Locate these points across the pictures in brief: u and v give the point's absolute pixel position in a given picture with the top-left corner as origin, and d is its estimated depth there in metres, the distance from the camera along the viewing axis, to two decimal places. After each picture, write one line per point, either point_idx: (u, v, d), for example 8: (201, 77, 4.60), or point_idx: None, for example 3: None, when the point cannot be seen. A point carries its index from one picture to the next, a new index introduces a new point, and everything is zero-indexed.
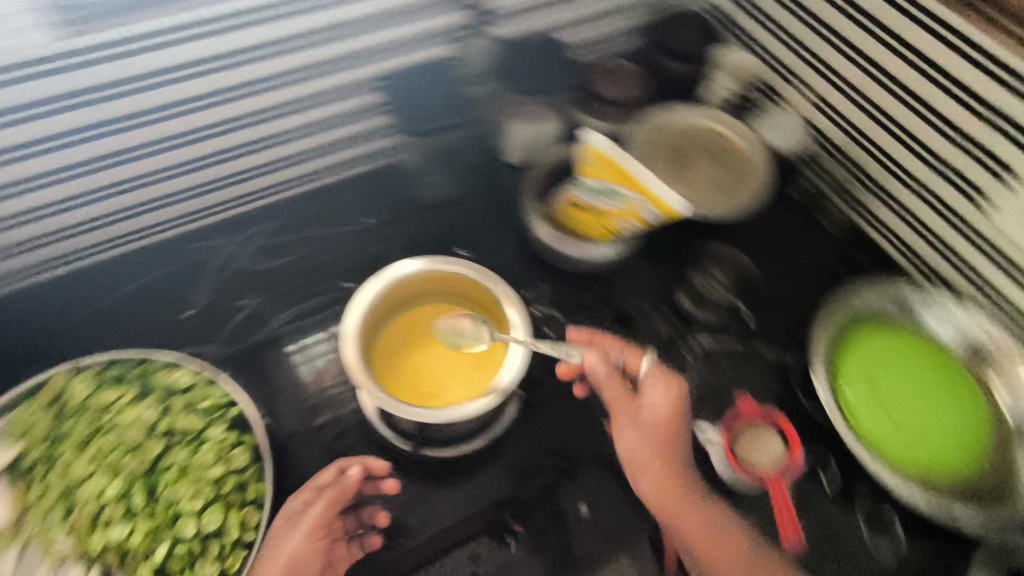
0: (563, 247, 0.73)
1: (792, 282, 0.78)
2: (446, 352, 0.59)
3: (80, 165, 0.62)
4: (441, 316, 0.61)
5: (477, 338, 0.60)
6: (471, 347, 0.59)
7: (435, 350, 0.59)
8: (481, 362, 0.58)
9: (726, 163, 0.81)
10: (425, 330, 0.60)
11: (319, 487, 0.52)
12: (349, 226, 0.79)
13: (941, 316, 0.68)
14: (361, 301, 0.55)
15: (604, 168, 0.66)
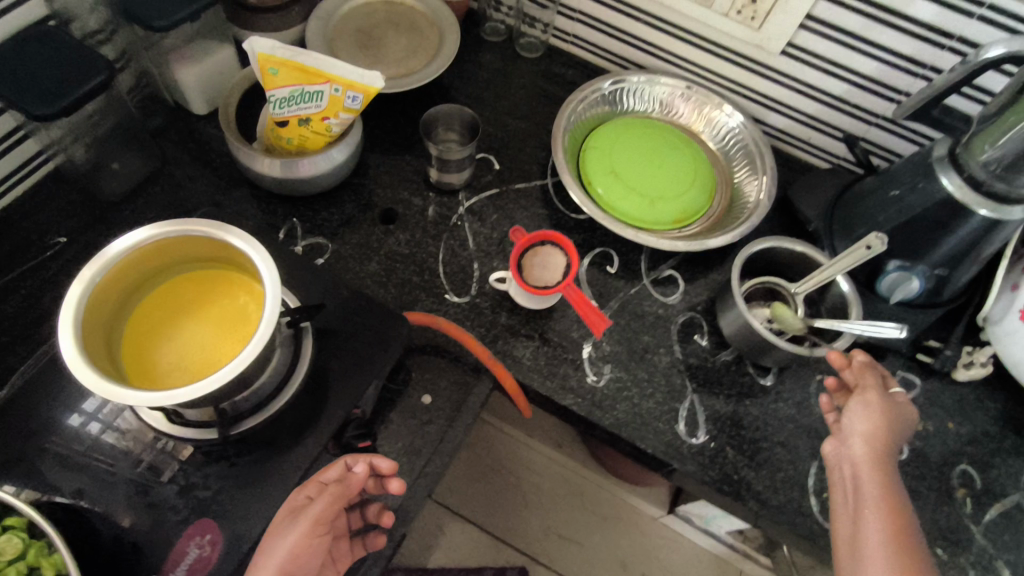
0: (293, 171, 0.68)
1: (520, 116, 0.82)
2: (204, 325, 0.52)
3: None
4: (170, 294, 0.52)
5: (226, 293, 0.53)
6: (224, 305, 0.52)
7: (184, 331, 0.51)
8: (246, 312, 0.52)
9: (412, 28, 0.80)
10: (161, 317, 0.51)
11: (325, 482, 0.53)
12: (41, 258, 0.67)
13: (633, 91, 0.82)
14: (62, 329, 0.43)
15: (287, 71, 0.59)
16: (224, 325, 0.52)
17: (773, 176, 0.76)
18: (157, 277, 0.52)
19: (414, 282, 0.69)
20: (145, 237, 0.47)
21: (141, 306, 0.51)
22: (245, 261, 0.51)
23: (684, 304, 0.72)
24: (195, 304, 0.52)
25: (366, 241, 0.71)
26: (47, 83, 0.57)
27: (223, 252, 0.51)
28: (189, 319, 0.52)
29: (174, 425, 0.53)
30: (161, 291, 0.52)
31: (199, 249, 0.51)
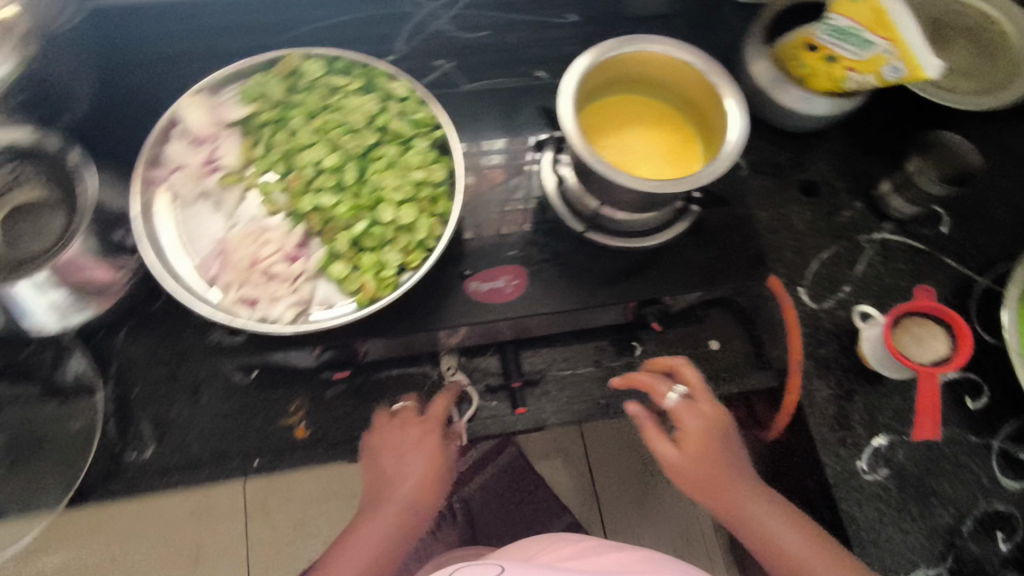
0: (777, 93, 0.68)
1: (1012, 204, 0.69)
2: (647, 144, 0.55)
3: None
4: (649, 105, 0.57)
5: (682, 138, 0.56)
6: (674, 144, 0.55)
7: (638, 135, 0.55)
8: (683, 162, 0.54)
9: (987, 52, 0.71)
10: (628, 114, 0.56)
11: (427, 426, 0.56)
12: (550, 18, 0.77)
13: None
14: (580, 58, 0.50)
15: (864, 5, 0.57)
16: (660, 156, 0.54)
17: None
18: (647, 88, 0.56)
19: (783, 255, 0.67)
20: (679, 51, 0.51)
21: (623, 98, 0.57)
22: (717, 125, 0.52)
23: (1018, 500, 0.58)
24: (656, 126, 0.56)
25: (773, 195, 0.69)
26: None
27: (708, 108, 0.53)
28: (644, 133, 0.56)
29: (557, 194, 0.59)
30: (643, 97, 0.57)
31: (694, 91, 0.54)
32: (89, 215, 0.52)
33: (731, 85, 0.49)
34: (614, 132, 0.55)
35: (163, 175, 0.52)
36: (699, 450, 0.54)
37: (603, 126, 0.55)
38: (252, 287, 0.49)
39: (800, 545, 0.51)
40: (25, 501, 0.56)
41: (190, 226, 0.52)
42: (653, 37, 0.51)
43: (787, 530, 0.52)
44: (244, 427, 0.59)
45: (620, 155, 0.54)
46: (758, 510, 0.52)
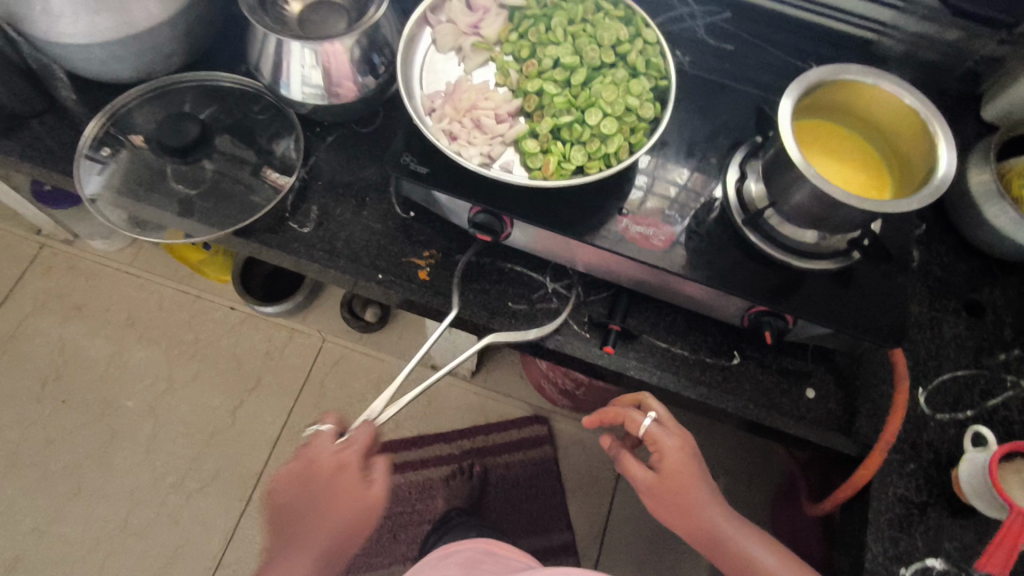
0: (986, 206, 0.66)
1: None
2: (839, 174, 0.57)
3: None
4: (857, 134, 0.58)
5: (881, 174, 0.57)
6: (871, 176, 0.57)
7: (838, 159, 0.57)
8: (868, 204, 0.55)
9: None
10: (833, 137, 0.58)
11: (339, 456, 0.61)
12: (792, 61, 0.81)
13: None
14: (816, 68, 0.53)
15: None
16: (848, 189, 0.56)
17: None
18: (859, 119, 0.58)
19: (918, 352, 0.65)
20: (911, 96, 0.52)
21: (835, 126, 0.59)
22: (918, 179, 0.53)
23: None
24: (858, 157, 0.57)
25: (933, 296, 0.68)
26: None
27: (915, 163, 0.54)
28: (844, 159, 0.57)
29: (733, 187, 0.62)
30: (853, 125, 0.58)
31: (909, 143, 0.55)
32: (366, 28, 0.63)
33: (950, 140, 0.50)
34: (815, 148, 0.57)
35: (434, 22, 0.62)
36: (677, 477, 0.58)
37: (807, 142, 0.57)
38: (458, 128, 0.57)
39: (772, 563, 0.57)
40: (206, 216, 0.68)
41: (434, 68, 0.61)
42: (891, 75, 0.53)
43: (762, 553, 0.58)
44: (382, 247, 0.67)
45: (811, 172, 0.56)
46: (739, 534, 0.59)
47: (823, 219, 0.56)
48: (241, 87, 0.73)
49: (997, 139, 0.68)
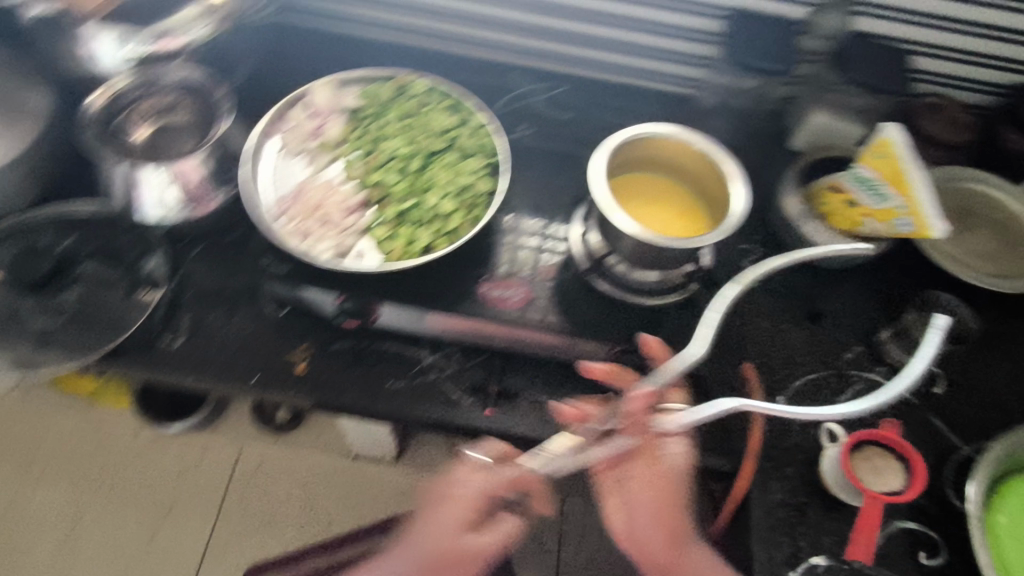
0: (802, 222, 0.75)
1: (1014, 387, 0.71)
2: (663, 218, 0.64)
3: None
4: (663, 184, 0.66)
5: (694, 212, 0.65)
6: (685, 216, 0.64)
7: (653, 211, 0.65)
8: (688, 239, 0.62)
9: (1011, 247, 0.76)
10: (643, 192, 0.65)
11: None
12: (627, 121, 0.91)
13: None
14: (621, 131, 0.61)
15: (886, 161, 0.66)
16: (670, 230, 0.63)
17: None
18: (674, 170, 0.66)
19: (772, 363, 0.71)
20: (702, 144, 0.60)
21: (654, 178, 0.66)
22: (723, 213, 0.60)
23: None
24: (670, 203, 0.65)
25: (777, 310, 0.75)
26: (756, 45, 0.78)
27: (720, 199, 0.62)
28: (659, 210, 0.65)
29: (579, 240, 0.69)
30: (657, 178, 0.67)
31: (712, 183, 0.63)
32: (216, 143, 0.68)
33: (737, 175, 0.58)
34: (632, 206, 0.64)
35: (279, 129, 0.65)
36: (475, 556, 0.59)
37: (631, 195, 0.65)
38: (308, 225, 0.60)
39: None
40: (66, 346, 0.64)
41: (283, 170, 0.64)
42: (685, 129, 0.61)
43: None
44: (258, 348, 0.67)
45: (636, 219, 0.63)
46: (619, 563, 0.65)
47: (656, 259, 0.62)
48: (99, 212, 0.73)
49: (799, 166, 0.78)
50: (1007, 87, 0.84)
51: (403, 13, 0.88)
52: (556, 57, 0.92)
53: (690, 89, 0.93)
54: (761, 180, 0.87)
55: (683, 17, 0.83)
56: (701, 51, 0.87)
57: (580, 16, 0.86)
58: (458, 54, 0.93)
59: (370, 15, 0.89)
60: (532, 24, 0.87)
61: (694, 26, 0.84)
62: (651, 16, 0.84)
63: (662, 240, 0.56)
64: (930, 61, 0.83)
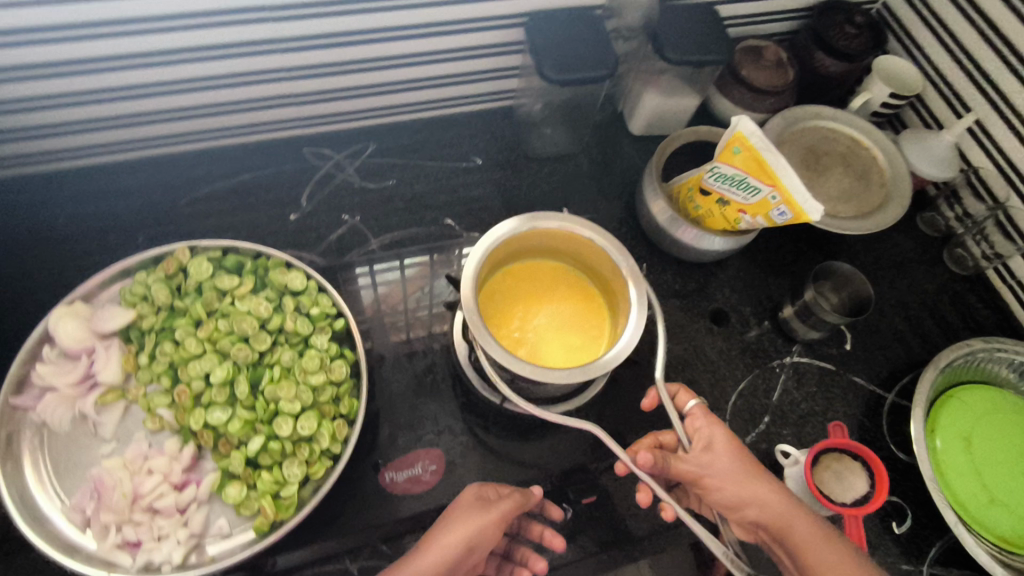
0: (674, 227, 0.72)
1: (899, 314, 0.76)
2: (552, 313, 0.55)
3: (228, 63, 0.62)
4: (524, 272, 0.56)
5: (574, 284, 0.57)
6: (576, 302, 0.56)
7: (539, 316, 0.54)
8: (586, 333, 0.54)
9: (862, 177, 0.77)
10: (512, 298, 0.55)
11: None
12: (456, 162, 0.79)
13: None
14: (479, 241, 0.50)
15: (747, 157, 0.61)
16: (565, 326, 0.54)
17: None
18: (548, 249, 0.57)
19: (702, 388, 0.69)
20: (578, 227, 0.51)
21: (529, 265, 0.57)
22: (619, 300, 0.53)
23: None
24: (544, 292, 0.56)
25: (685, 327, 0.72)
26: (571, 56, 0.68)
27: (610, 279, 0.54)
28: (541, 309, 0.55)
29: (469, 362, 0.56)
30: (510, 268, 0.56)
31: (595, 261, 0.54)
32: None
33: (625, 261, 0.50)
34: (514, 323, 0.54)
35: (29, 402, 0.46)
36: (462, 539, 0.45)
37: (510, 297, 0.55)
38: (134, 528, 0.44)
39: (706, 432, 0.55)
40: None
41: (67, 456, 0.46)
42: (554, 214, 0.52)
43: (719, 434, 0.55)
44: None
45: (523, 329, 0.53)
46: (756, 493, 0.52)
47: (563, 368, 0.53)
48: None
49: (656, 164, 0.72)
50: (806, 9, 0.82)
51: (135, 128, 0.67)
52: (348, 115, 0.76)
53: (508, 100, 0.82)
54: (614, 180, 0.81)
55: (480, 37, 0.71)
56: (508, 63, 0.76)
57: (362, 73, 0.70)
58: (223, 146, 0.74)
59: (89, 142, 0.66)
60: (306, 92, 0.70)
61: (494, 40, 0.72)
62: (444, 43, 0.70)
63: (574, 374, 0.46)
64: (734, 8, 0.78)
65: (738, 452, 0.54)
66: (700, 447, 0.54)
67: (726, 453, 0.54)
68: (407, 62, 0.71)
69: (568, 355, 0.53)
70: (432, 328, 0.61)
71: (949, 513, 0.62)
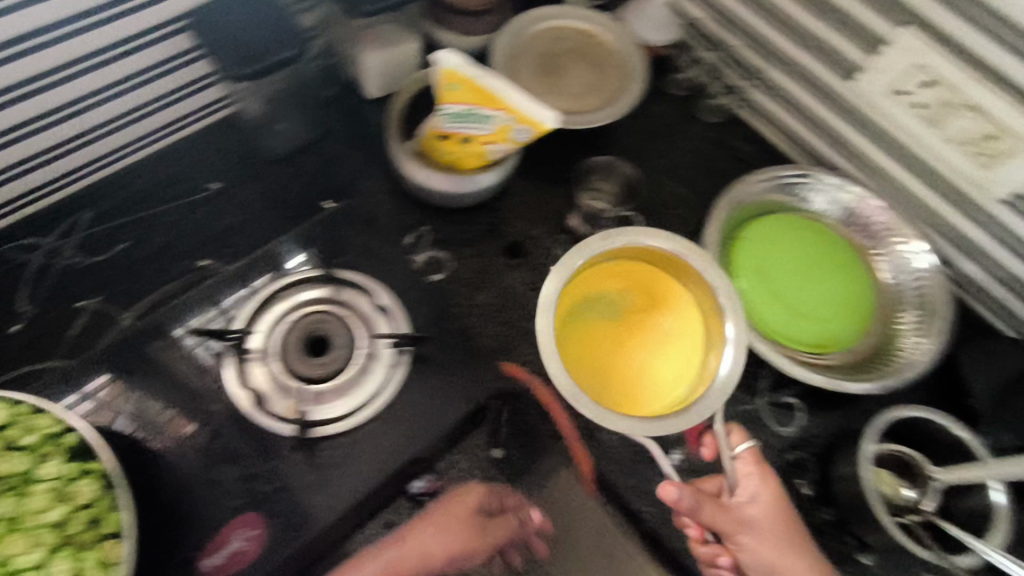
0: (434, 181, 0.68)
1: (677, 179, 0.79)
2: (651, 354, 0.62)
3: None
4: (596, 277, 0.63)
5: (624, 336, 0.62)
6: (663, 346, 0.62)
7: (661, 347, 0.62)
8: (682, 374, 0.61)
9: (598, 65, 0.77)
10: (612, 335, 0.61)
11: None
12: (191, 196, 0.71)
13: (816, 189, 0.74)
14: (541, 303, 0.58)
15: (466, 90, 0.60)
16: (630, 393, 0.60)
17: (942, 344, 0.66)
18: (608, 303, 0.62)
19: (520, 327, 0.68)
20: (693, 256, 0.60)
21: (593, 323, 0.62)
22: (715, 340, 0.61)
23: (798, 443, 0.66)
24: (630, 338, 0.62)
25: (486, 271, 0.71)
26: (249, 49, 0.62)
27: (711, 326, 0.61)
28: (621, 337, 0.62)
29: (259, 405, 0.53)
30: (574, 327, 0.61)
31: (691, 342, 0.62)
32: None
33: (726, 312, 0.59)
34: (643, 333, 0.62)
35: None
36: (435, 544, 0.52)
37: (611, 341, 0.61)
38: None
39: (752, 489, 0.56)
40: None
41: None
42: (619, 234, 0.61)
43: (765, 496, 0.55)
44: None
45: (610, 354, 0.61)
46: (784, 554, 0.54)
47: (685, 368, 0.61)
48: None
49: (395, 123, 0.69)
50: None
51: None
52: (38, 193, 0.65)
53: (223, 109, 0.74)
54: (369, 152, 0.76)
55: (144, 60, 0.62)
56: (197, 73, 0.68)
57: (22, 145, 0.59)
58: None
59: None
60: None
61: (164, 56, 0.63)
62: (108, 75, 0.60)
63: (642, 431, 0.54)
64: None
65: (794, 547, 0.54)
66: (746, 498, 0.55)
67: (772, 519, 0.55)
68: (75, 114, 0.61)
69: (684, 366, 0.61)
70: (208, 386, 0.55)
71: (864, 381, 0.64)
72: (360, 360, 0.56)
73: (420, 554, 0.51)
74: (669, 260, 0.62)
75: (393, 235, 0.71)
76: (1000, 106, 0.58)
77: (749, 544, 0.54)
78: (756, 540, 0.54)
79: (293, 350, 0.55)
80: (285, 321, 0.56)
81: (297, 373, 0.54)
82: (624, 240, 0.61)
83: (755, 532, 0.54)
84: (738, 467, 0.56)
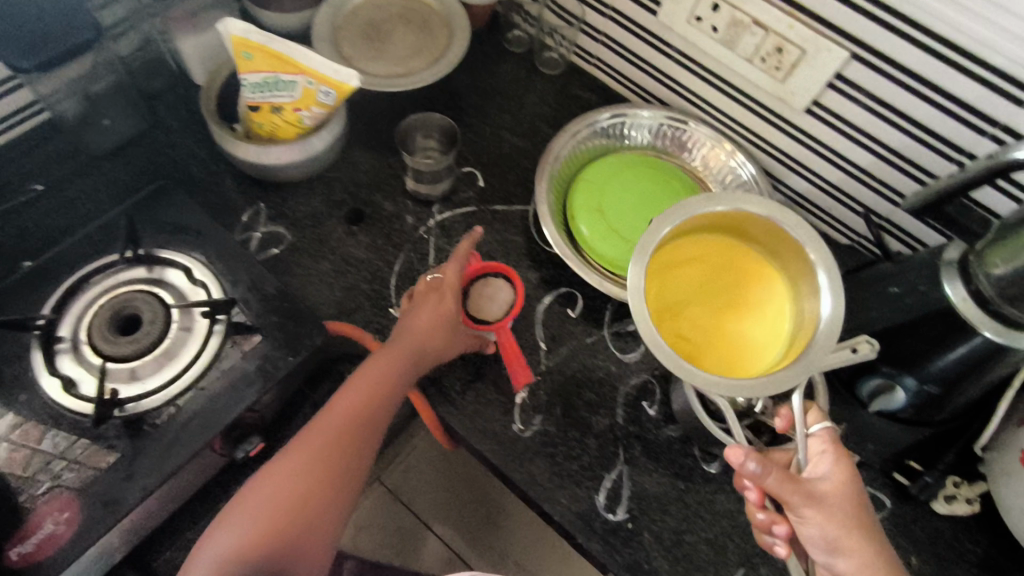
0: (256, 158, 0.68)
1: (518, 132, 0.80)
2: (739, 319, 0.58)
3: None
4: (667, 271, 0.58)
5: (695, 291, 0.58)
6: (735, 296, 0.59)
7: (738, 309, 0.58)
8: (744, 313, 0.58)
9: (424, 27, 0.78)
10: (685, 304, 0.57)
11: None
12: (9, 199, 0.69)
13: (634, 125, 0.78)
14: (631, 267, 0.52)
15: (260, 56, 0.61)
16: (720, 337, 0.56)
17: None
18: (687, 259, 0.59)
19: (362, 289, 0.68)
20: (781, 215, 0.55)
21: (674, 260, 0.59)
22: (808, 296, 0.55)
23: (644, 367, 0.68)
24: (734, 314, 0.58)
25: (326, 240, 0.71)
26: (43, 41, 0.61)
27: (794, 271, 0.57)
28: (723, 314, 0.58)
29: (67, 389, 0.52)
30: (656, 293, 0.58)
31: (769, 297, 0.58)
32: None
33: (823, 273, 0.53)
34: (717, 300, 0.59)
35: None
36: (369, 397, 0.56)
37: (691, 310, 0.57)
38: None
39: (824, 462, 0.50)
40: None
41: None
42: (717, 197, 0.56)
43: (840, 473, 0.50)
44: None
45: (681, 322, 0.57)
46: (846, 522, 0.48)
47: (765, 342, 0.56)
48: None
49: (208, 99, 0.68)
50: None
51: None
52: None
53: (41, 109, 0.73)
54: (203, 138, 0.76)
55: None
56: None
57: None
58: None
59: None
60: None
61: None
62: None
63: (764, 385, 0.49)
64: None
65: (858, 526, 0.48)
66: (814, 473, 0.50)
67: (840, 498, 0.49)
68: None
69: (775, 326, 0.57)
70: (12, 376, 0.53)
71: None
72: (174, 335, 0.55)
73: (354, 400, 0.56)
74: (744, 218, 0.57)
75: (229, 215, 0.71)
76: (779, 21, 0.62)
77: (814, 518, 0.48)
78: (829, 512, 0.48)
79: (103, 333, 0.55)
80: (94, 306, 0.56)
81: (106, 354, 0.54)
82: (684, 214, 0.55)
83: (824, 502, 0.49)
84: (821, 441, 0.51)
